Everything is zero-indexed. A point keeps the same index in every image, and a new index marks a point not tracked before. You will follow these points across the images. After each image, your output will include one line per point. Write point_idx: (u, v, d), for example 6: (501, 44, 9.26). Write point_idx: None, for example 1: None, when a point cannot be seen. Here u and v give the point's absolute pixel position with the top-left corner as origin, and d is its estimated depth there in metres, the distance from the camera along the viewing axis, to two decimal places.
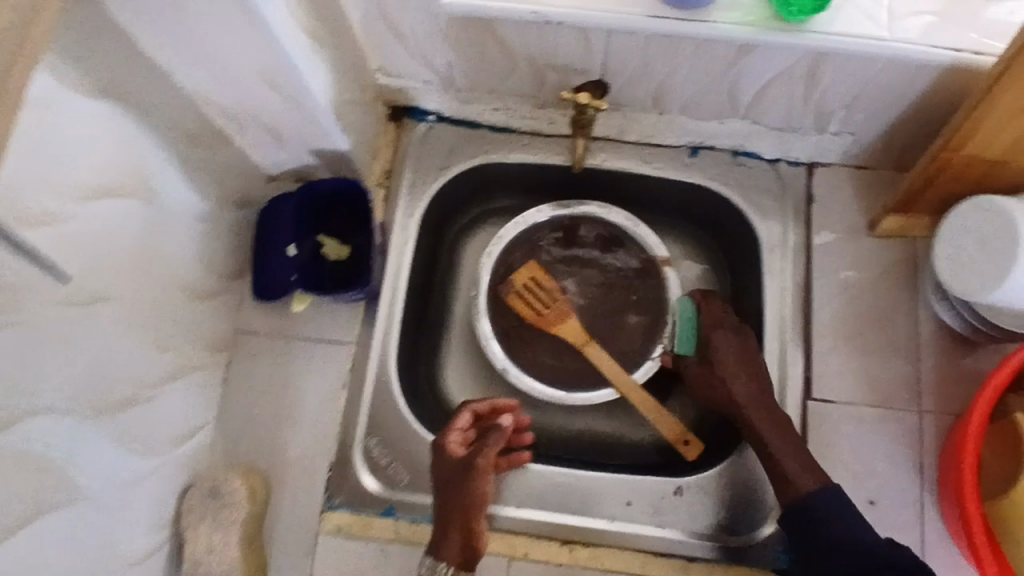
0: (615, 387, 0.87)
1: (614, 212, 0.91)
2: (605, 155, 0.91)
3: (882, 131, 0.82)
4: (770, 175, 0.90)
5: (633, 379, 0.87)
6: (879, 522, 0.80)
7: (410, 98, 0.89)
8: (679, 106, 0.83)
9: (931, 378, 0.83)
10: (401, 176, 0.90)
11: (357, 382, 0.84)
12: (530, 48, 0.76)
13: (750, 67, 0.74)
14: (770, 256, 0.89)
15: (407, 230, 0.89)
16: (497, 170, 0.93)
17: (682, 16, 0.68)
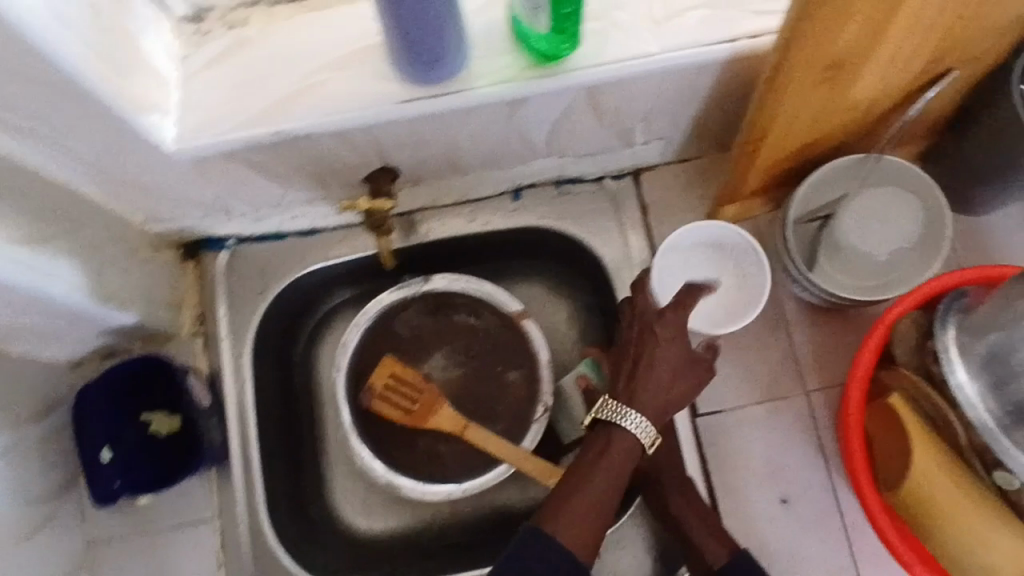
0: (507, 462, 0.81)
1: (455, 280, 0.85)
2: (426, 224, 0.85)
3: (689, 128, 0.77)
4: (599, 194, 0.86)
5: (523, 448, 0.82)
6: (797, 516, 0.79)
7: (197, 232, 0.80)
8: (478, 164, 0.76)
9: (808, 356, 0.82)
10: (215, 315, 0.81)
11: (236, 556, 0.77)
12: (293, 162, 0.68)
13: (528, 115, 0.68)
14: (623, 279, 0.84)
15: (240, 373, 0.80)
16: (321, 275, 0.85)
17: (436, 92, 0.63)
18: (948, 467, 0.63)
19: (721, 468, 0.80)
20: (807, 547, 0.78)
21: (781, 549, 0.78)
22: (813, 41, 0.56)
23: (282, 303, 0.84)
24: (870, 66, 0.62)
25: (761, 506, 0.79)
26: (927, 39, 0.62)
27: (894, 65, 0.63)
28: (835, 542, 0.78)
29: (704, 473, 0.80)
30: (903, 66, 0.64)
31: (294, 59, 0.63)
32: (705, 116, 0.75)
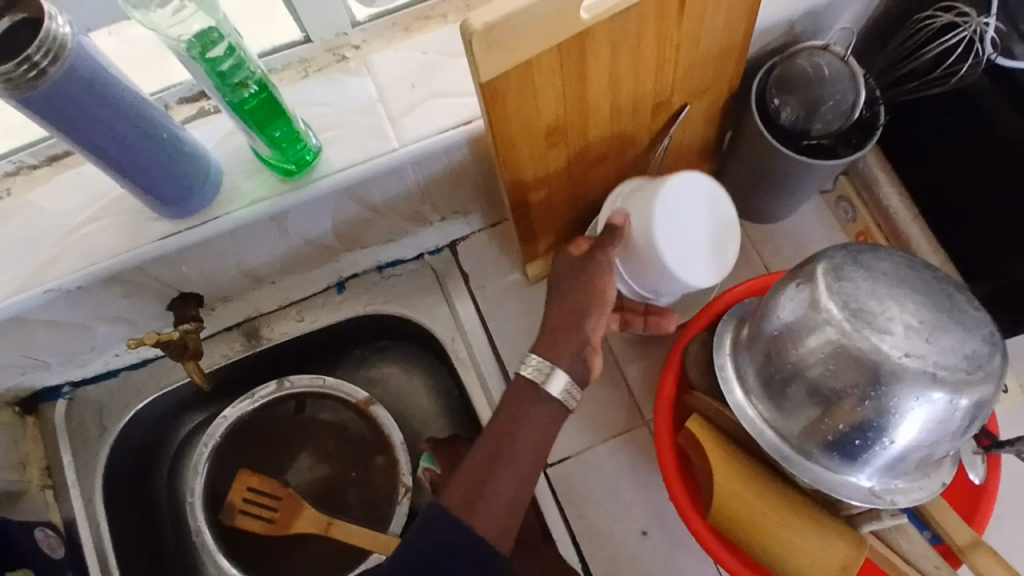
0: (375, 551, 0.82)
1: (297, 380, 0.87)
2: (257, 334, 0.87)
3: (477, 196, 0.82)
4: (419, 272, 0.89)
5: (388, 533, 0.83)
6: (660, 546, 0.79)
7: (28, 387, 0.82)
8: (280, 269, 0.80)
9: (642, 387, 0.84)
10: (61, 464, 0.82)
11: None
12: (85, 305, 0.71)
13: (301, 218, 0.72)
14: (454, 348, 0.86)
15: (93, 515, 0.81)
16: (164, 400, 0.87)
17: (194, 223, 0.66)
18: (749, 475, 0.66)
19: (580, 514, 0.81)
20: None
21: None
22: (515, 112, 0.61)
23: (131, 437, 0.86)
24: (593, 117, 0.67)
25: (623, 544, 0.79)
26: (634, 90, 0.67)
27: (618, 112, 0.68)
28: (700, 564, 0.78)
29: (564, 522, 0.80)
30: (628, 111, 0.69)
31: (59, 219, 0.67)
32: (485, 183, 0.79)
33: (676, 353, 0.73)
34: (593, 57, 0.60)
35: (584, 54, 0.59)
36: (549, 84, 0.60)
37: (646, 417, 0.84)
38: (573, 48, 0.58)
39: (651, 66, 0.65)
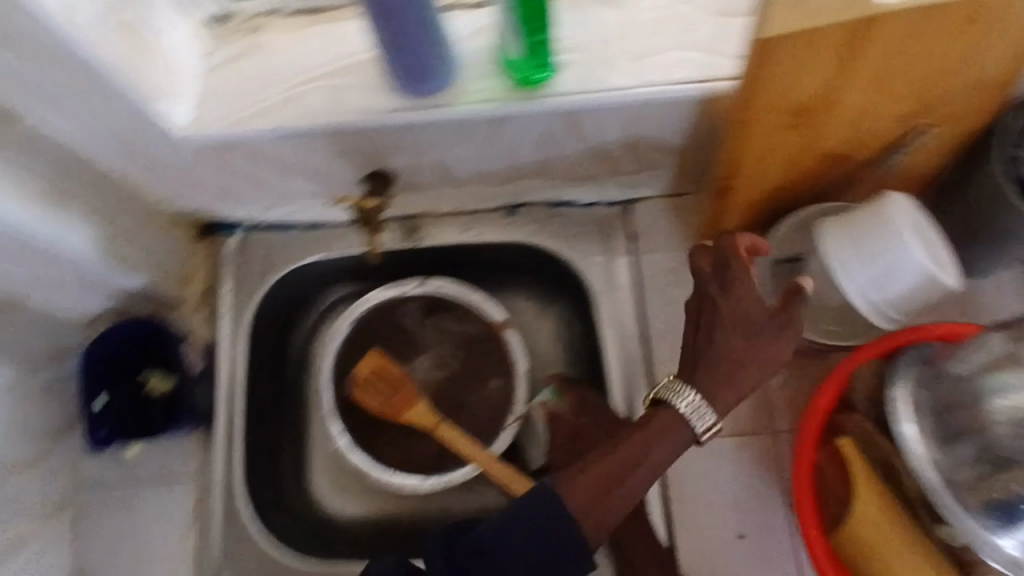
0: (473, 463, 0.85)
1: (445, 284, 0.90)
2: (422, 231, 0.90)
3: (676, 162, 0.80)
4: (589, 219, 0.89)
5: (489, 450, 0.85)
6: (755, 555, 0.78)
7: (211, 216, 0.88)
8: (469, 176, 0.82)
9: (781, 398, 0.82)
10: (221, 292, 0.89)
11: (205, 513, 0.82)
12: (294, 155, 0.74)
13: (512, 133, 0.71)
14: (603, 302, 0.86)
15: (235, 346, 0.87)
16: (320, 266, 0.91)
17: (423, 104, 0.67)
18: (890, 516, 0.64)
19: (681, 497, 0.80)
20: None
21: None
22: (774, 82, 0.60)
23: (284, 288, 0.91)
24: (842, 112, 0.65)
25: (717, 540, 0.78)
26: (893, 96, 0.64)
27: (867, 114, 0.66)
28: None
29: (662, 500, 0.80)
30: (876, 116, 0.66)
31: (294, 66, 0.69)
32: (691, 150, 0.78)
33: (836, 377, 0.68)
34: (874, 52, 0.57)
35: (869, 46, 0.57)
36: (820, 65, 0.58)
37: (775, 427, 0.81)
38: (863, 36, 0.55)
39: (919, 75, 0.62)
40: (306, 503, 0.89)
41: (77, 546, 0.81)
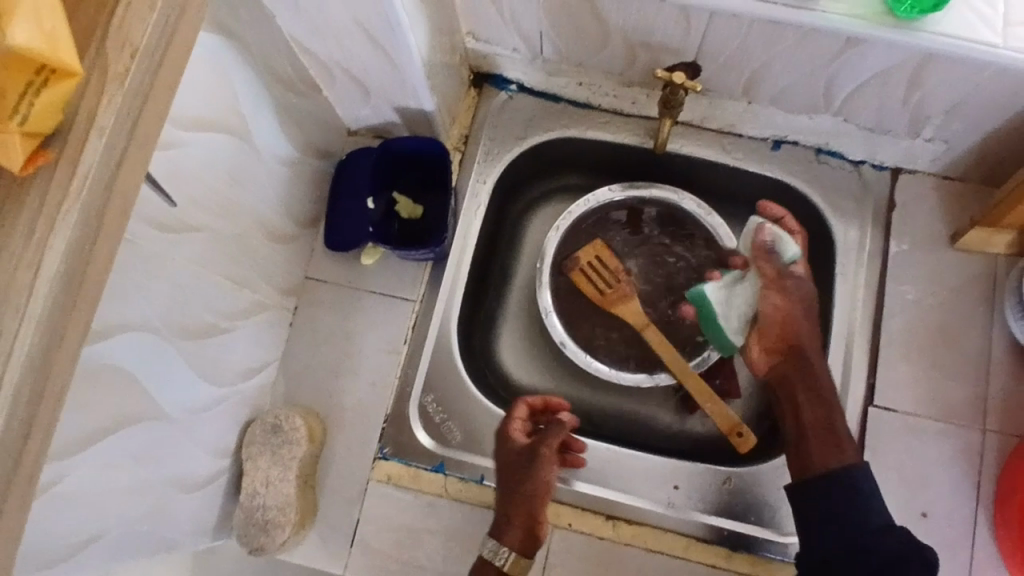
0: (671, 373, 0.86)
1: (687, 199, 0.90)
2: (682, 140, 0.90)
3: (979, 141, 0.79)
4: (851, 176, 0.88)
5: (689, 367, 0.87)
6: (932, 535, 0.79)
7: (493, 64, 0.89)
8: (768, 96, 0.81)
9: (1001, 400, 0.81)
10: (477, 141, 0.91)
11: (418, 338, 0.85)
12: (626, 23, 0.75)
13: (852, 60, 0.72)
14: (844, 258, 0.86)
15: (477, 196, 0.90)
16: (572, 145, 0.93)
17: (793, 3, 0.66)
18: None
19: (874, 460, 0.81)
20: None
21: None
22: None
23: (532, 156, 0.93)
24: None
25: (899, 510, 0.79)
26: None
27: None
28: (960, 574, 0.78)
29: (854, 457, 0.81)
30: None
31: None
32: (1007, 132, 0.76)
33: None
34: None
35: None
36: None
37: (986, 426, 0.81)
38: None
39: None
40: (494, 361, 0.93)
41: (295, 331, 0.86)
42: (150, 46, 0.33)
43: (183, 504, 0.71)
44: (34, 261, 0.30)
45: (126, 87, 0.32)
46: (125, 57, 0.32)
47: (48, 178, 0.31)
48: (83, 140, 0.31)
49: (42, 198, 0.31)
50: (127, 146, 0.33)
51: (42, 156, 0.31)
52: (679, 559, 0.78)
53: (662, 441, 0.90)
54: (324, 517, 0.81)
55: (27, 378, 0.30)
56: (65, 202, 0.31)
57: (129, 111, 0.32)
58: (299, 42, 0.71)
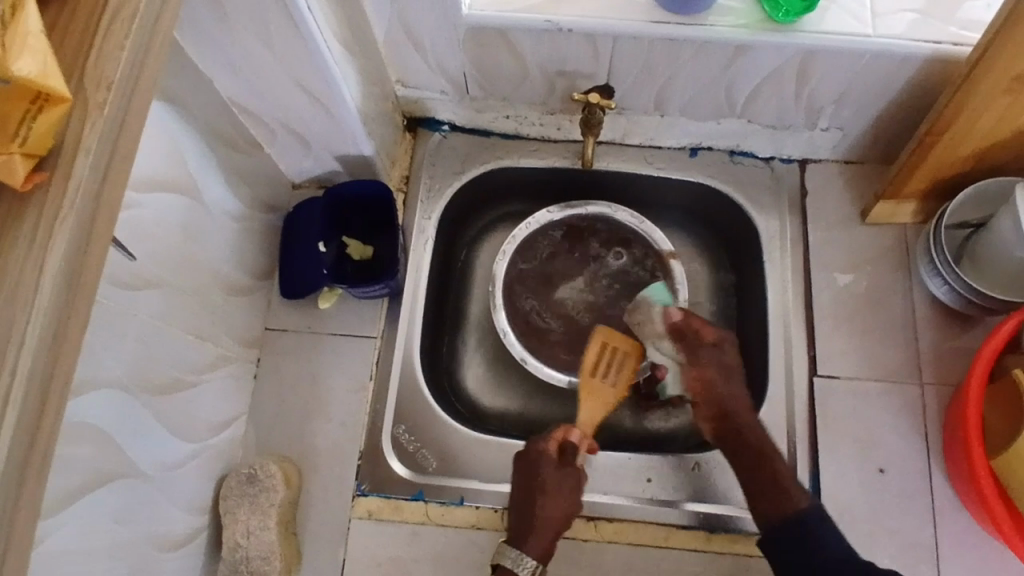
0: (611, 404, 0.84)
1: (622, 211, 0.96)
2: (608, 158, 0.97)
3: (869, 124, 0.88)
4: (765, 172, 0.96)
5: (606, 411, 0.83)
6: (889, 489, 0.84)
7: (424, 108, 0.95)
8: (679, 107, 0.89)
9: (930, 353, 0.88)
10: (417, 182, 0.96)
11: (382, 373, 0.88)
12: (541, 57, 0.82)
13: (744, 65, 0.80)
14: (770, 246, 0.93)
15: (424, 232, 0.94)
16: (508, 174, 0.98)
17: (682, 21, 0.75)
18: None
19: (827, 427, 0.86)
20: (893, 518, 0.83)
21: (867, 514, 0.83)
22: (1008, 56, 0.66)
23: (471, 188, 0.98)
24: None
25: (857, 470, 0.84)
26: None
27: None
28: (923, 523, 0.82)
29: (808, 427, 0.86)
30: None
31: None
32: (891, 112, 0.85)
33: (997, 337, 0.78)
34: None
35: None
36: None
37: (922, 380, 0.87)
38: None
39: None
40: (460, 388, 0.95)
41: (259, 381, 0.87)
42: (124, 79, 0.34)
43: (166, 565, 0.71)
44: (37, 269, 0.32)
45: (107, 114, 0.34)
46: (106, 87, 0.34)
47: (43, 197, 0.33)
48: (72, 160, 0.33)
49: (41, 212, 0.33)
50: (109, 164, 0.34)
51: (35, 175, 0.33)
52: (660, 548, 0.81)
53: (618, 435, 0.94)
54: (308, 562, 0.81)
55: (30, 399, 0.32)
56: (64, 207, 0.33)
57: (111, 134, 0.34)
58: (238, 104, 0.76)
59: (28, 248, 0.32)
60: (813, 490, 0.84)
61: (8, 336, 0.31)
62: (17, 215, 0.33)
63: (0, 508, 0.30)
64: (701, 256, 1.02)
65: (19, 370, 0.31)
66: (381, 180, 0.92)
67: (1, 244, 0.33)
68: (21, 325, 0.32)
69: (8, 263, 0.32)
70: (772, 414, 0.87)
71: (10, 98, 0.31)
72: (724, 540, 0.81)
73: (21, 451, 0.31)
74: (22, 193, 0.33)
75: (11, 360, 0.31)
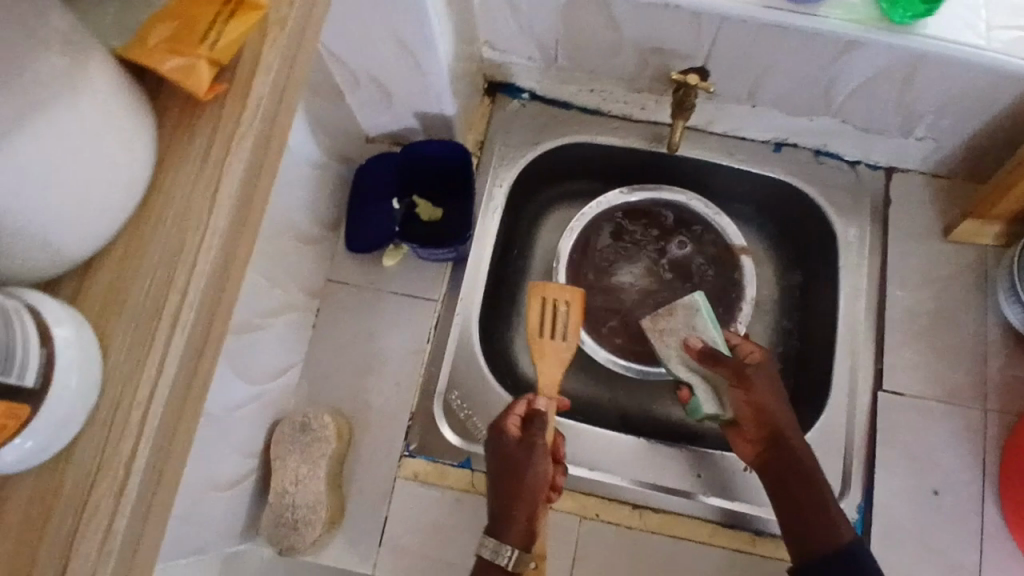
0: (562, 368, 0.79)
1: (695, 200, 0.96)
2: (689, 145, 0.95)
3: (968, 138, 0.84)
4: (849, 176, 0.93)
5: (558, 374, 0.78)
6: (942, 513, 0.82)
7: (507, 74, 0.93)
8: (772, 98, 0.86)
9: (999, 381, 0.85)
10: (491, 148, 0.94)
11: (440, 337, 0.87)
12: (640, 32, 0.79)
13: (851, 62, 0.77)
14: (846, 253, 0.91)
15: (493, 199, 0.93)
16: (584, 149, 0.96)
17: (795, 9, 0.72)
18: None
19: (886, 443, 0.84)
20: (943, 543, 0.81)
21: (917, 536, 0.81)
22: None
23: (545, 160, 0.97)
24: None
25: (912, 490, 0.83)
26: None
27: None
28: (972, 551, 0.81)
29: (865, 441, 0.85)
30: None
31: None
32: (995, 128, 0.82)
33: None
34: None
35: None
36: None
37: (988, 406, 0.85)
38: None
39: None
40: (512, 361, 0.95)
41: (317, 332, 0.87)
42: (301, 3, 0.33)
43: (216, 503, 0.72)
44: (206, 192, 0.31)
45: (285, 36, 0.33)
46: (286, 4, 0.33)
47: (218, 112, 0.32)
48: (251, 77, 0.32)
49: (214, 130, 0.32)
50: (281, 92, 0.34)
51: (214, 87, 0.32)
52: (704, 544, 0.80)
53: (663, 426, 0.92)
54: (351, 517, 0.81)
55: (196, 326, 0.31)
56: (241, 128, 0.32)
57: (284, 57, 0.33)
58: (330, 48, 0.74)
59: (200, 167, 0.32)
60: (864, 504, 0.83)
61: (177, 258, 0.31)
62: (186, 129, 0.32)
63: (157, 437, 0.30)
64: (769, 256, 1.00)
65: (190, 296, 0.31)
66: (457, 142, 0.90)
67: (169, 156, 0.32)
68: (192, 248, 0.31)
69: (178, 181, 0.31)
70: (830, 424, 0.86)
71: (208, 1, 0.32)
72: (769, 544, 0.80)
73: (175, 381, 0.31)
74: (198, 102, 0.32)
75: (181, 284, 0.30)
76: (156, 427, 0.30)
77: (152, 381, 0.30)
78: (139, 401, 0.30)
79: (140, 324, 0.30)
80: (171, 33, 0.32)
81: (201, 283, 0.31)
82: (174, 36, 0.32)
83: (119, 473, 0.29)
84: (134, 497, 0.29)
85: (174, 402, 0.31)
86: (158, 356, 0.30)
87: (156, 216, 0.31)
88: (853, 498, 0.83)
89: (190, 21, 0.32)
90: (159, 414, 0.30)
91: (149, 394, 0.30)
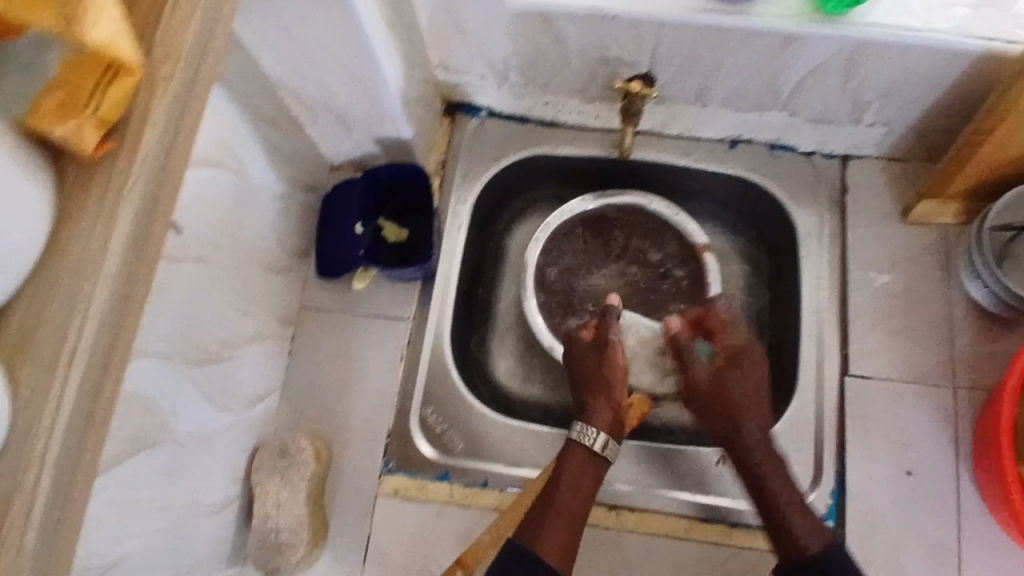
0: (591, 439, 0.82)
1: (656, 202, 0.95)
2: (645, 148, 0.96)
3: (915, 121, 0.86)
4: (806, 167, 0.94)
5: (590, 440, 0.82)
6: (917, 493, 0.82)
7: (464, 93, 0.95)
8: (720, 98, 0.88)
9: (966, 358, 0.86)
10: (454, 166, 0.97)
11: (414, 355, 0.89)
12: (584, 44, 0.81)
13: (792, 58, 0.78)
14: (807, 243, 0.92)
15: (459, 216, 0.95)
16: (545, 161, 0.98)
17: (732, 10, 0.73)
18: None
19: (857, 427, 0.85)
20: (922, 520, 0.82)
21: (894, 518, 0.82)
22: None
23: (506, 174, 0.99)
24: None
25: (885, 472, 0.83)
26: None
27: None
28: (949, 528, 0.81)
29: (837, 426, 0.85)
30: None
31: None
32: (941, 109, 0.83)
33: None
34: None
35: None
36: None
37: (957, 383, 0.85)
38: None
39: None
40: (488, 371, 0.96)
41: (293, 358, 0.89)
42: (190, 54, 0.37)
43: (199, 532, 0.73)
44: (104, 240, 0.35)
45: (173, 87, 0.36)
46: (173, 61, 0.36)
47: (110, 166, 0.35)
48: (140, 132, 0.36)
49: (108, 181, 0.35)
50: (176, 137, 0.37)
51: (104, 145, 0.35)
52: (681, 540, 0.81)
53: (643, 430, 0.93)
54: (334, 537, 0.83)
55: (94, 364, 0.35)
56: (131, 181, 0.35)
57: (177, 107, 0.37)
58: (284, 84, 0.77)
59: (94, 221, 0.35)
60: (838, 490, 0.83)
61: (74, 305, 0.34)
62: (82, 187, 0.36)
63: (62, 471, 0.34)
64: (736, 251, 1.02)
65: (85, 340, 0.34)
66: (417, 163, 0.92)
67: (66, 213, 0.35)
68: (86, 295, 0.35)
69: (74, 235, 0.35)
70: (802, 413, 0.86)
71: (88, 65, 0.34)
72: (746, 535, 0.81)
73: (82, 416, 0.35)
74: (90, 160, 0.36)
75: (76, 330, 0.34)
76: (61, 455, 0.34)
77: (51, 419, 0.33)
78: (41, 439, 0.33)
79: (40, 370, 0.34)
80: (57, 99, 0.34)
81: (100, 326, 0.35)
82: (61, 103, 0.34)
83: (27, 495, 0.33)
84: (40, 519, 0.33)
85: (81, 428, 0.34)
86: (57, 397, 0.34)
87: (54, 268, 0.35)
88: (828, 485, 0.84)
89: (75, 87, 0.34)
90: (61, 443, 0.34)
91: (50, 431, 0.33)
